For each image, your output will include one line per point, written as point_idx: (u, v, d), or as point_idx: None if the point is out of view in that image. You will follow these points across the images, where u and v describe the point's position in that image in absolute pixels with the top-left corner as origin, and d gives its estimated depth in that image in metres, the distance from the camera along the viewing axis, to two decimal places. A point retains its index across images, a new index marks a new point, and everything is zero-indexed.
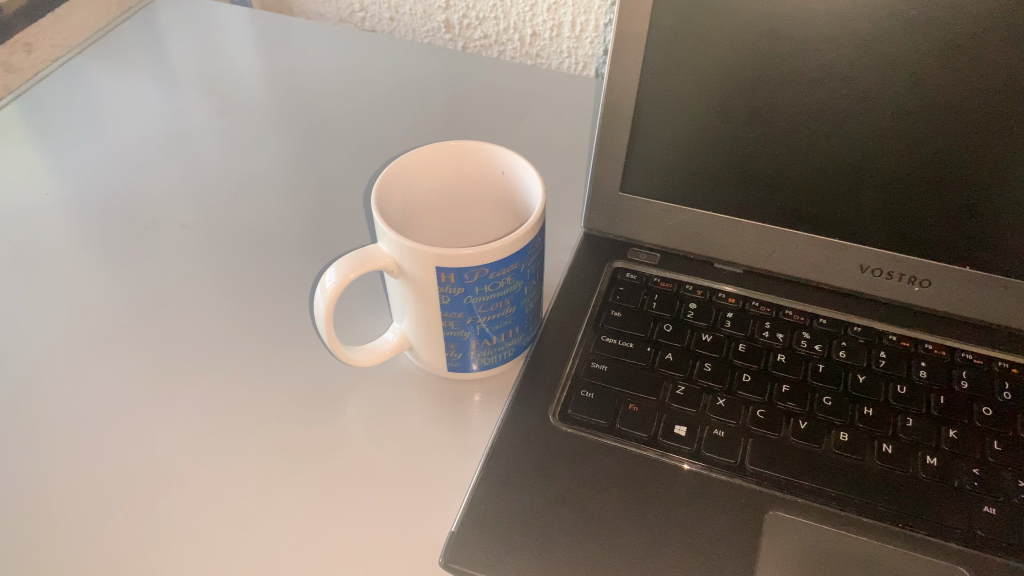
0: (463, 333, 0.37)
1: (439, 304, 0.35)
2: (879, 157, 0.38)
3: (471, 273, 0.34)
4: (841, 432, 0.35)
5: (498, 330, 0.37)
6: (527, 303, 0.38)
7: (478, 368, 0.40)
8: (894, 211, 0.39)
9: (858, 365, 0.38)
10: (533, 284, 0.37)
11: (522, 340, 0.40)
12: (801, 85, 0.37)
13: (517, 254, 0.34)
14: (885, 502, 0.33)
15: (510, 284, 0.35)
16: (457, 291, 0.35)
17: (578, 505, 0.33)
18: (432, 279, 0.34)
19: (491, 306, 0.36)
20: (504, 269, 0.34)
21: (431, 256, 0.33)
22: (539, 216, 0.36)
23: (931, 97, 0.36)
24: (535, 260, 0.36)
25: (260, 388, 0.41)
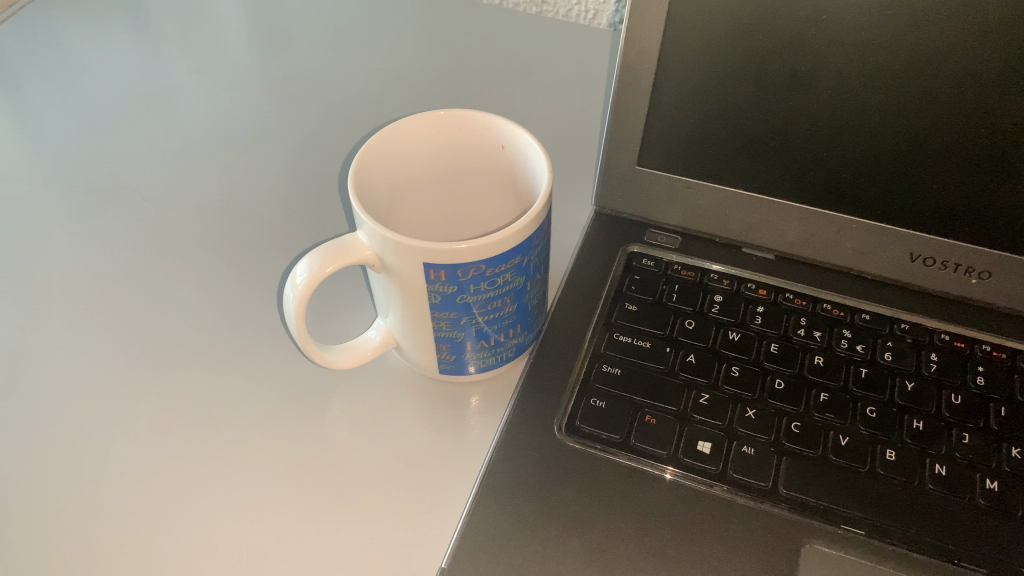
0: (457, 335, 0.32)
1: (429, 304, 0.31)
2: (939, 131, 0.33)
3: (467, 270, 0.29)
4: (888, 450, 0.31)
5: (498, 330, 0.33)
6: (531, 299, 0.33)
7: (475, 370, 0.35)
8: (952, 193, 0.34)
9: (906, 369, 0.34)
10: (538, 278, 0.32)
11: (524, 339, 0.35)
12: (850, 48, 0.32)
13: (520, 247, 0.30)
14: (938, 534, 0.29)
15: (511, 281, 0.31)
16: (450, 290, 0.30)
17: (585, 535, 0.29)
18: (420, 276, 0.29)
19: (489, 305, 0.31)
20: (504, 264, 0.30)
21: (418, 251, 0.28)
22: (546, 202, 0.31)
23: (1006, 62, 0.30)
24: (541, 251, 0.31)
25: (231, 385, 0.36)
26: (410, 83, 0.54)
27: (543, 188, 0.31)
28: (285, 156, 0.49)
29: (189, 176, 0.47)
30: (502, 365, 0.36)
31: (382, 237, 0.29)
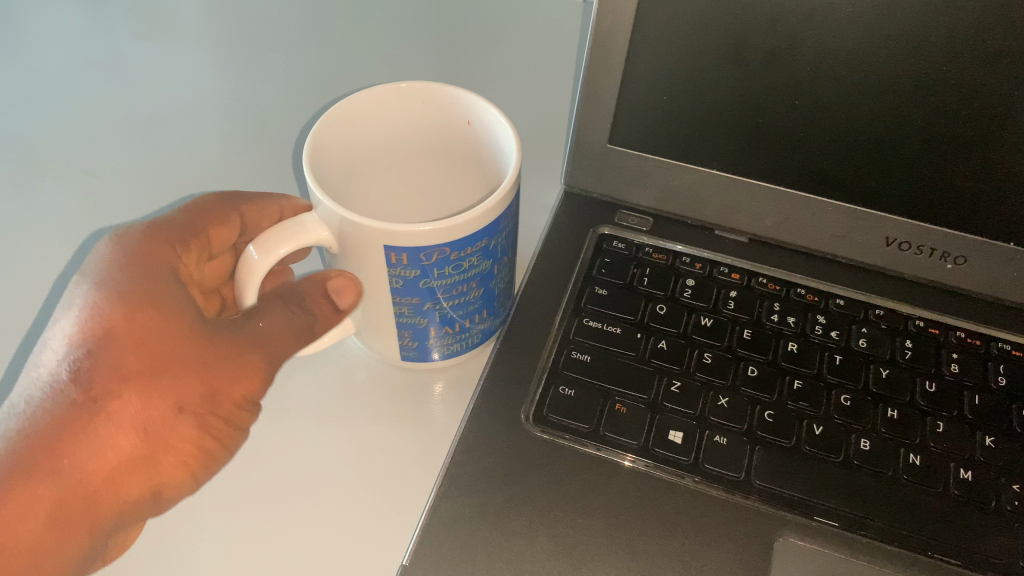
0: (419, 321, 0.31)
1: (390, 289, 0.29)
2: (919, 112, 0.32)
3: (429, 253, 0.27)
4: (862, 440, 0.30)
5: (463, 316, 0.31)
6: (498, 283, 0.32)
7: (439, 357, 0.34)
8: (931, 175, 0.33)
9: (880, 356, 0.33)
10: (505, 261, 0.31)
11: (491, 325, 0.34)
12: (831, 23, 0.30)
13: (486, 230, 0.28)
14: (913, 525, 0.29)
15: (477, 264, 0.29)
16: (412, 274, 0.28)
17: (555, 530, 0.28)
18: (380, 258, 0.28)
19: (453, 290, 0.30)
20: (469, 247, 0.28)
21: (377, 233, 0.27)
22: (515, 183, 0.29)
23: (993, 37, 0.29)
24: (508, 233, 0.30)
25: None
26: (372, 53, 0.52)
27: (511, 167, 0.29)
28: (241, 128, 0.46)
29: (137, 149, 0.45)
30: (467, 352, 0.34)
31: (340, 218, 0.27)
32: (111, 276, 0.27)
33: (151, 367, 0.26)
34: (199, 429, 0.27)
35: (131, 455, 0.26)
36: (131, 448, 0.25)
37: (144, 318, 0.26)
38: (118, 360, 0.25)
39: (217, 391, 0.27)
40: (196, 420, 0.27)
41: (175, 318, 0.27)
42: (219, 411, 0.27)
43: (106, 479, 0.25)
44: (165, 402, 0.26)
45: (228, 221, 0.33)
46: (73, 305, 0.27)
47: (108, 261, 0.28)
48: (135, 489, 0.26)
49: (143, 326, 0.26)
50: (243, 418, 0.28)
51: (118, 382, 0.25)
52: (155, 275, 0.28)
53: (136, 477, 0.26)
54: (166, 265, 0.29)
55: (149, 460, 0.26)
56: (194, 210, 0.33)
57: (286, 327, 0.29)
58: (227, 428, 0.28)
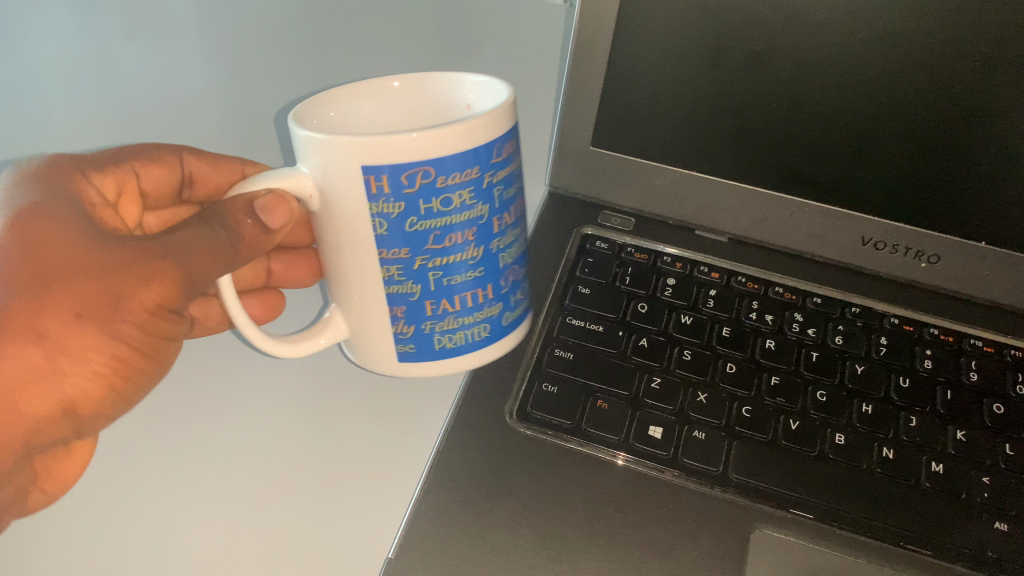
0: (412, 290, 0.28)
1: (377, 238, 0.26)
2: (893, 112, 0.32)
3: (411, 176, 0.25)
4: (837, 434, 0.31)
5: (461, 283, 0.28)
6: (503, 255, 0.29)
7: (440, 357, 0.30)
8: (906, 175, 0.34)
9: (856, 353, 0.34)
10: (511, 226, 0.28)
11: (499, 314, 0.30)
12: (806, 27, 0.31)
13: (478, 153, 0.25)
14: (886, 517, 0.29)
15: (470, 206, 0.26)
16: (396, 210, 0.26)
17: (536, 522, 0.29)
18: (359, 187, 0.25)
19: (444, 238, 0.26)
20: (457, 174, 0.25)
21: (353, 147, 0.24)
22: (514, 129, 0.27)
23: (961, 39, 0.30)
24: (509, 185, 0.27)
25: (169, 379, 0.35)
26: (360, 56, 0.53)
27: (511, 110, 0.27)
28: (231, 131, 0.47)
29: None
30: (473, 356, 0.31)
31: (315, 140, 0.25)
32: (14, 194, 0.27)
33: (62, 273, 0.26)
34: (108, 337, 0.28)
35: (39, 366, 0.26)
36: (39, 360, 0.26)
37: (45, 230, 0.26)
38: (30, 267, 0.25)
39: (124, 299, 0.28)
40: (103, 329, 0.28)
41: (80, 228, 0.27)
42: (127, 318, 0.28)
43: (14, 388, 0.26)
44: (82, 309, 0.27)
45: (168, 163, 0.34)
46: None
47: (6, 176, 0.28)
48: (42, 395, 0.27)
49: (49, 234, 0.26)
50: (152, 323, 0.30)
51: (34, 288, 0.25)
52: (64, 189, 0.28)
53: (43, 387, 0.27)
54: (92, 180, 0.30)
55: (57, 375, 0.27)
56: (134, 148, 0.33)
57: (198, 245, 0.29)
58: (140, 336, 0.30)
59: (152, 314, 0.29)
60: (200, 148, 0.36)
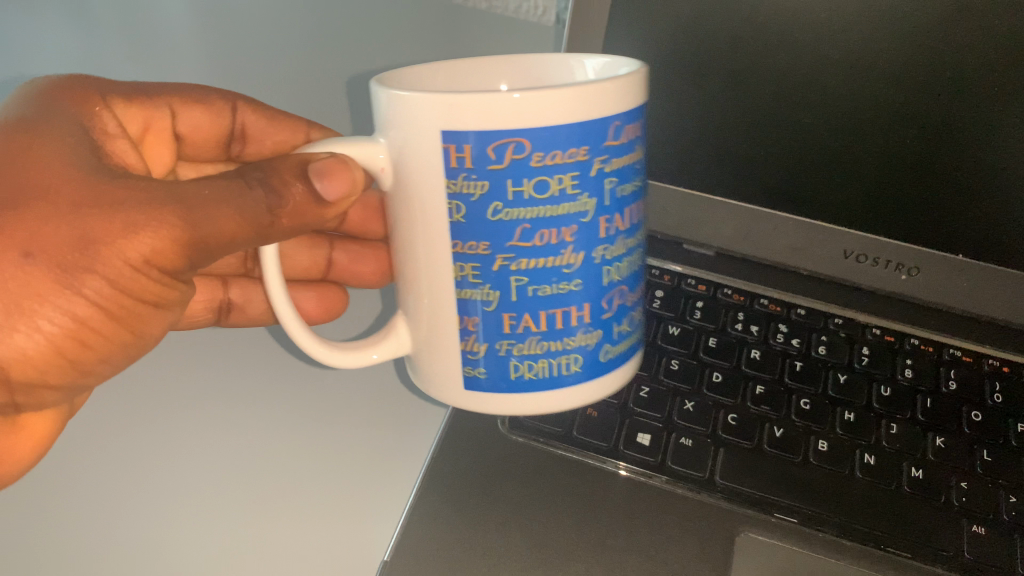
0: (491, 297, 0.23)
1: (452, 226, 0.23)
2: (870, 130, 0.34)
3: (498, 149, 0.21)
4: (819, 441, 0.32)
5: (551, 294, 0.23)
6: (608, 268, 0.24)
7: (517, 385, 0.25)
8: (884, 191, 0.35)
9: (839, 362, 0.35)
10: (621, 234, 0.24)
11: (594, 343, 0.25)
12: (783, 49, 0.33)
13: (592, 132, 0.21)
14: (867, 520, 0.30)
15: (574, 197, 0.22)
16: (478, 191, 0.22)
17: (527, 526, 0.29)
18: (437, 157, 0.22)
19: (537, 235, 0.22)
20: (558, 154, 0.21)
21: (435, 106, 0.21)
22: (639, 111, 0.23)
23: (929, 60, 0.32)
24: (627, 182, 0.23)
25: (182, 383, 0.36)
26: None
27: (637, 90, 0.22)
28: None
29: None
30: (563, 392, 0.25)
31: (395, 99, 0.22)
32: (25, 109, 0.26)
33: (34, 192, 0.23)
34: (74, 283, 0.24)
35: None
36: None
37: (34, 147, 0.24)
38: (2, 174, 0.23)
39: (96, 243, 0.24)
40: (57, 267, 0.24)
41: (73, 153, 0.25)
42: (93, 261, 0.24)
43: None
44: (45, 245, 0.23)
45: (213, 107, 0.35)
46: None
47: (26, 93, 0.27)
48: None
49: (34, 145, 0.24)
50: (139, 277, 0.25)
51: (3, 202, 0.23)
52: (77, 122, 0.27)
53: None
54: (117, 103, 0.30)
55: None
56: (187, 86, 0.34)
57: (228, 198, 0.25)
58: (121, 290, 0.25)
59: (133, 273, 0.25)
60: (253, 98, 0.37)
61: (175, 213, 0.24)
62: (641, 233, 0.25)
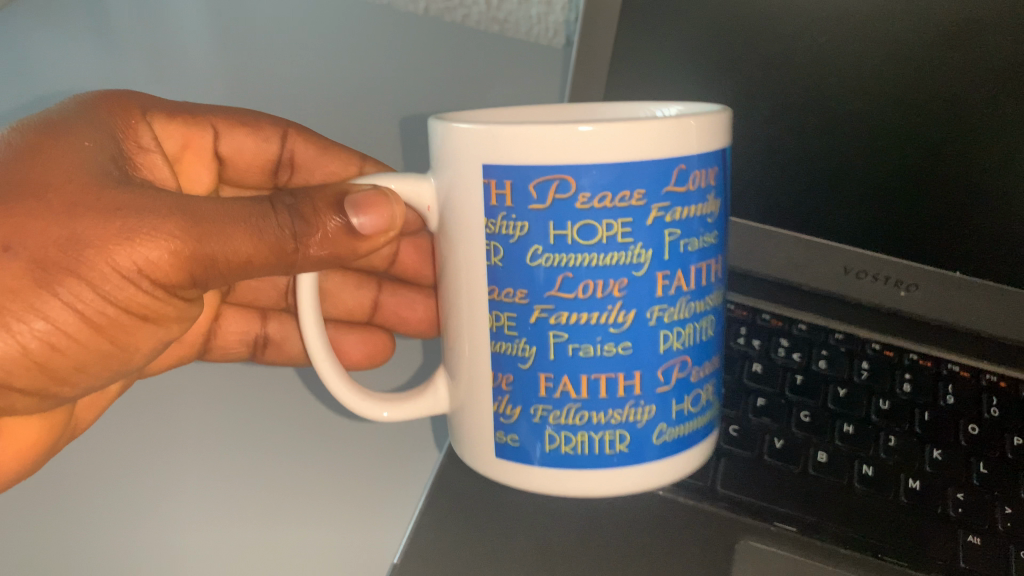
0: (527, 354, 0.24)
1: (490, 269, 0.24)
2: (864, 152, 0.36)
3: (541, 186, 0.22)
4: (819, 452, 0.33)
5: (597, 357, 0.24)
6: (662, 335, 0.24)
7: (552, 458, 0.25)
8: (883, 210, 0.36)
9: (839, 377, 0.36)
10: (678, 298, 0.24)
11: (639, 426, 0.25)
12: (781, 73, 0.35)
13: (646, 180, 0.22)
14: (866, 529, 0.31)
15: (623, 247, 0.23)
16: (517, 233, 0.23)
17: (534, 531, 0.30)
18: (478, 194, 0.23)
19: (583, 289, 0.23)
20: (609, 198, 0.22)
21: (478, 139, 0.23)
22: (709, 162, 0.24)
23: (917, 84, 0.34)
24: (690, 239, 0.24)
25: (218, 409, 0.39)
26: None
27: (705, 138, 0.23)
28: None
29: None
30: (604, 474, 0.25)
31: (450, 133, 0.24)
32: (75, 116, 0.28)
33: (36, 187, 0.24)
34: (56, 280, 0.25)
35: None
36: None
37: (55, 146, 0.26)
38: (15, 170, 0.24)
39: (86, 245, 0.24)
40: (38, 266, 0.24)
41: (92, 161, 0.26)
42: (76, 263, 0.25)
43: None
44: (31, 241, 0.24)
45: (262, 132, 0.37)
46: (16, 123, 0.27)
47: (73, 100, 0.29)
48: None
49: (55, 149, 0.25)
50: (126, 285, 0.26)
51: (4, 193, 0.24)
52: (113, 135, 0.28)
53: None
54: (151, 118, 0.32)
55: None
56: (241, 110, 0.36)
57: (247, 222, 0.26)
58: (106, 295, 0.26)
59: (121, 281, 0.25)
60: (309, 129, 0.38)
61: (177, 223, 0.25)
62: (709, 307, 0.25)
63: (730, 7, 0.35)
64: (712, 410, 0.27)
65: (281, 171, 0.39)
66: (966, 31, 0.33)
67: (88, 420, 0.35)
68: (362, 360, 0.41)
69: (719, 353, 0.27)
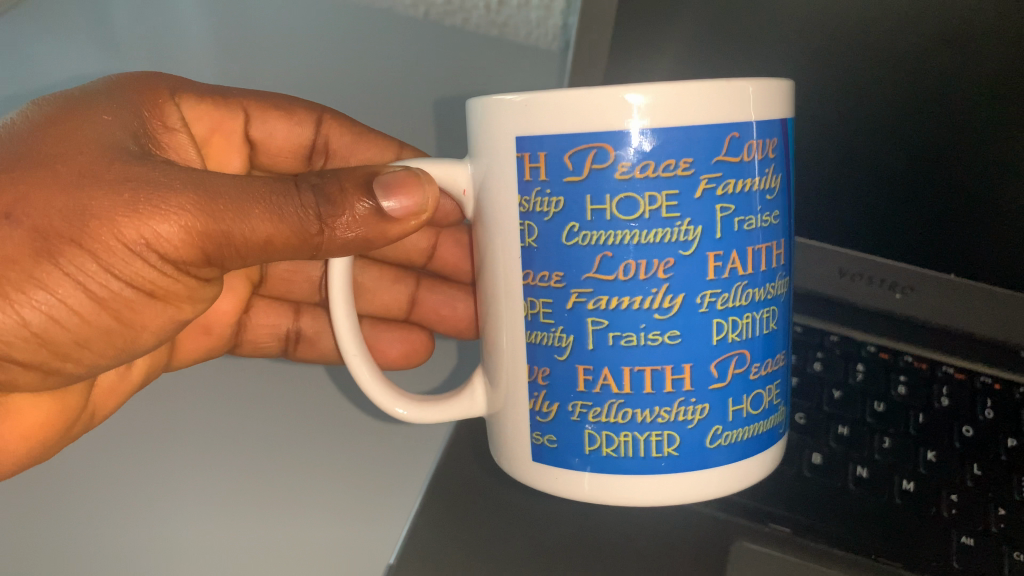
0: (564, 344, 0.23)
1: (525, 252, 0.23)
2: (859, 157, 0.36)
3: (579, 156, 0.22)
4: (815, 453, 0.33)
5: (644, 343, 0.23)
6: (715, 323, 0.23)
7: (595, 461, 0.24)
8: (878, 214, 0.37)
9: (835, 379, 0.36)
10: (732, 281, 0.23)
11: (688, 425, 0.24)
12: (776, 79, 0.36)
13: (695, 149, 0.22)
14: (860, 529, 0.31)
15: (668, 222, 0.22)
16: (553, 209, 0.22)
17: (532, 528, 0.32)
18: (513, 170, 0.23)
19: (626, 270, 0.22)
20: (655, 167, 0.22)
21: (510, 114, 0.23)
22: (765, 133, 0.23)
23: (912, 89, 0.34)
24: (745, 216, 0.22)
25: (227, 412, 0.39)
26: None
27: (760, 106, 0.22)
28: None
29: None
30: (651, 479, 0.24)
31: (487, 108, 0.23)
32: (99, 97, 0.28)
33: (47, 160, 0.24)
34: (60, 249, 0.24)
35: None
36: None
37: (73, 122, 0.26)
38: (33, 146, 0.25)
39: (93, 215, 0.24)
40: (43, 235, 0.24)
41: (112, 138, 0.26)
42: (82, 234, 0.24)
43: None
44: (34, 210, 0.24)
45: (295, 116, 0.37)
46: (41, 103, 0.28)
47: (102, 79, 0.29)
48: None
49: (74, 127, 0.26)
50: (136, 258, 0.25)
51: (16, 165, 0.24)
52: (138, 113, 0.28)
53: None
54: (173, 105, 0.32)
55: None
56: (273, 95, 0.36)
57: (265, 201, 0.25)
58: (115, 269, 0.25)
59: (127, 255, 0.25)
60: (345, 115, 0.38)
61: (188, 196, 0.24)
62: (770, 296, 0.24)
63: (726, 14, 0.35)
64: (777, 414, 0.25)
65: (314, 157, 0.39)
66: (963, 38, 0.33)
67: (109, 407, 0.34)
68: (398, 359, 0.41)
69: (783, 350, 0.25)
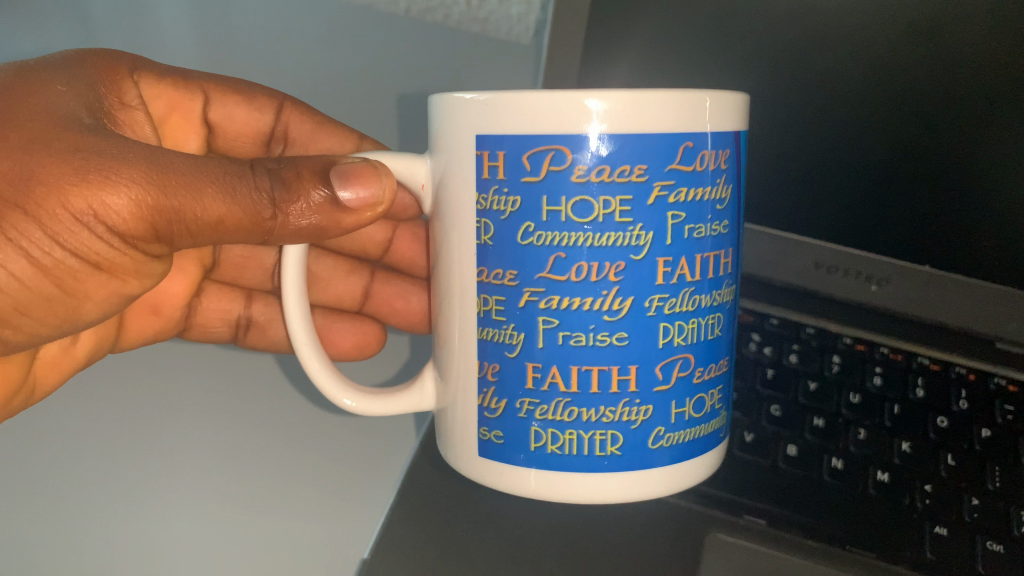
0: (514, 340, 0.23)
1: (480, 248, 0.23)
2: (833, 149, 0.36)
3: (536, 158, 0.22)
4: (790, 445, 0.33)
5: (591, 348, 0.23)
6: (662, 327, 0.23)
7: (542, 460, 0.24)
8: (851, 206, 0.37)
9: (811, 372, 0.36)
10: (681, 288, 0.23)
11: (634, 424, 0.24)
12: (751, 72, 0.36)
13: (651, 162, 0.22)
14: (835, 522, 0.31)
15: (621, 227, 0.22)
16: (509, 208, 0.22)
17: (505, 527, 0.32)
18: (471, 167, 0.23)
19: (577, 272, 0.22)
20: (609, 172, 0.22)
21: (469, 112, 0.23)
22: (720, 144, 0.23)
23: (884, 82, 0.35)
24: (696, 224, 0.22)
25: (202, 403, 0.39)
26: None
27: (715, 117, 0.22)
28: None
29: None
30: (593, 478, 0.24)
31: (448, 107, 0.23)
32: (56, 70, 0.28)
33: None
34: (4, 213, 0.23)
35: None
36: None
37: (27, 90, 0.26)
38: None
39: (39, 182, 0.23)
40: None
41: (66, 107, 0.26)
42: (28, 200, 0.23)
43: None
44: None
45: (255, 102, 0.37)
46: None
47: (60, 52, 0.29)
48: None
49: (29, 96, 0.25)
50: (82, 230, 0.24)
51: None
52: (95, 88, 0.28)
53: None
54: (133, 86, 0.31)
55: None
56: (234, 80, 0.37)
57: (219, 184, 0.25)
58: (60, 239, 0.24)
59: (74, 224, 0.24)
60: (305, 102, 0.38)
61: (139, 168, 0.24)
62: (718, 302, 0.24)
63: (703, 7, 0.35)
64: (719, 417, 0.26)
65: (273, 143, 0.39)
66: (934, 29, 0.34)
67: (52, 382, 0.34)
68: (351, 349, 0.41)
69: (729, 355, 0.25)
